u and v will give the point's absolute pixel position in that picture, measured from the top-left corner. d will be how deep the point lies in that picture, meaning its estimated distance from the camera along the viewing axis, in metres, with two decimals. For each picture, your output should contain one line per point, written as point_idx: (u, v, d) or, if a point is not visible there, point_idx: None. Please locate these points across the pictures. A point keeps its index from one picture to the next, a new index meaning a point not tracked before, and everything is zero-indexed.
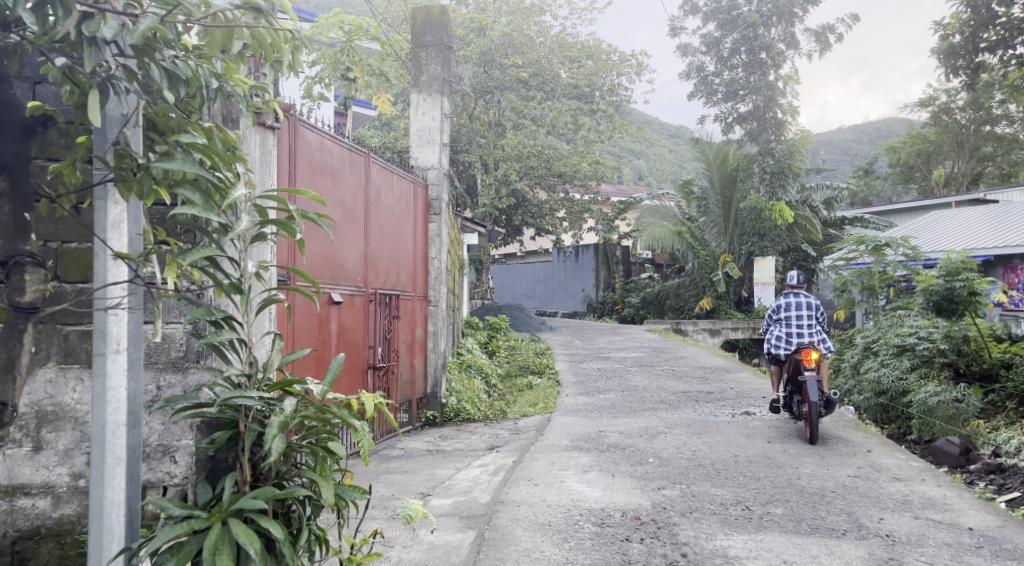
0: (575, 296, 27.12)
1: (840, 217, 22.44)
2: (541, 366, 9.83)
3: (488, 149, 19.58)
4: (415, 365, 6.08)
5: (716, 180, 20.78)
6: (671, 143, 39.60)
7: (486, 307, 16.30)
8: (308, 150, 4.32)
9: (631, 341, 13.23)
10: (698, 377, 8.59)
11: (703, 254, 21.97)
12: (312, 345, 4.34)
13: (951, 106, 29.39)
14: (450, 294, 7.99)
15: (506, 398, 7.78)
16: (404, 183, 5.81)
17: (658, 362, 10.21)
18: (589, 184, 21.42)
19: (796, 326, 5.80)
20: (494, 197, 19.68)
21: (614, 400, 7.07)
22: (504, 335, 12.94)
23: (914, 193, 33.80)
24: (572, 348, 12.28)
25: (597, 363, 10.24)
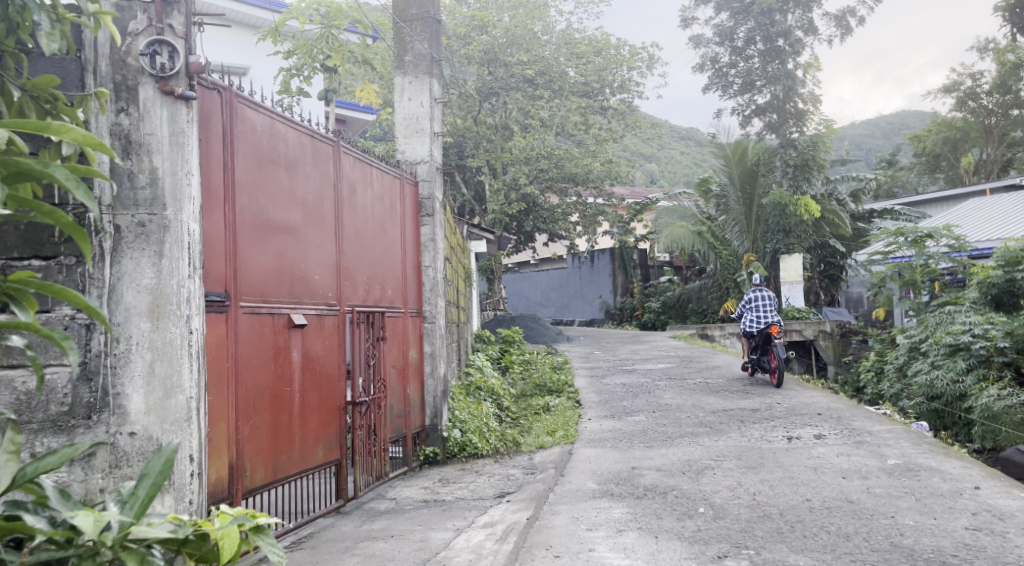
0: (592, 303, 26.13)
1: (868, 210, 21.35)
2: (559, 384, 8.87)
3: (496, 153, 18.74)
4: (410, 394, 5.12)
5: (736, 176, 19.51)
6: (683, 144, 38.62)
7: (499, 319, 15.42)
8: (251, 134, 3.39)
9: (656, 350, 12.25)
10: (738, 391, 7.60)
11: (725, 254, 20.95)
12: (266, 383, 3.40)
13: (977, 91, 28.35)
14: (454, 307, 7.07)
15: (520, 423, 6.81)
16: (386, 179, 4.88)
17: (689, 374, 9.22)
18: (603, 185, 20.52)
19: (763, 310, 8.31)
20: (504, 203, 18.80)
21: (646, 424, 6.08)
22: (518, 349, 12.03)
23: (941, 182, 32.46)
24: (592, 360, 11.32)
25: (622, 377, 9.26)
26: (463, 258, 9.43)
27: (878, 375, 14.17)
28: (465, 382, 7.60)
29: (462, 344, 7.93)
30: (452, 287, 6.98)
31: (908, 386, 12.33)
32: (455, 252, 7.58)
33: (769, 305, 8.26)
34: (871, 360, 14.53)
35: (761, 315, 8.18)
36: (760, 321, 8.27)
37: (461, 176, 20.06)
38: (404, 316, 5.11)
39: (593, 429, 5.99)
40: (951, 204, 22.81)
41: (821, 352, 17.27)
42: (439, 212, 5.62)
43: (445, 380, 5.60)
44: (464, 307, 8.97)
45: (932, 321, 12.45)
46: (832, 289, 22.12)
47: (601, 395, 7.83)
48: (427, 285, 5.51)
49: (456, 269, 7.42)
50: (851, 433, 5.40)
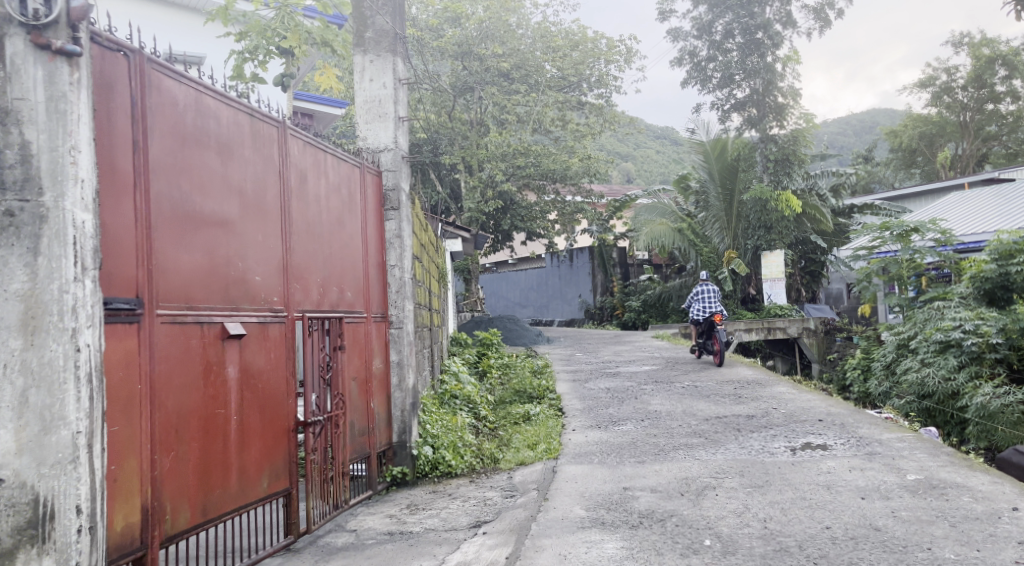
0: (572, 303, 25.62)
1: (848, 205, 21.16)
2: (540, 390, 8.36)
3: (472, 150, 18.22)
4: (374, 409, 4.57)
5: (716, 172, 19.45)
6: (659, 143, 38.42)
7: (476, 321, 14.89)
8: (171, 109, 2.84)
9: (640, 351, 11.78)
10: (730, 395, 7.15)
11: (706, 251, 20.57)
12: (193, 404, 2.85)
13: (951, 85, 28.49)
14: (425, 310, 6.53)
15: (498, 435, 6.28)
16: (342, 168, 4.34)
17: (676, 377, 8.75)
18: (581, 182, 20.07)
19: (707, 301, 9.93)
20: (480, 201, 18.28)
21: (635, 435, 5.58)
22: (497, 351, 11.53)
23: (918, 178, 32.39)
24: (574, 363, 10.82)
25: (606, 382, 8.77)
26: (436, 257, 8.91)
27: (867, 373, 13.83)
28: (438, 393, 7.05)
29: (435, 350, 7.40)
30: (422, 288, 6.44)
31: (898, 384, 11.99)
32: (427, 250, 7.07)
33: (712, 297, 9.87)
34: (858, 358, 14.22)
35: (704, 305, 9.75)
36: (704, 311, 9.87)
37: (436, 174, 19.49)
38: (365, 321, 4.57)
39: (578, 442, 5.48)
40: (930, 198, 22.69)
41: (806, 350, 16.90)
42: (405, 204, 5.08)
43: (414, 391, 5.06)
44: (437, 310, 8.43)
45: (920, 317, 12.15)
46: (813, 285, 21.87)
47: (585, 402, 7.32)
48: (393, 285, 4.96)
49: (427, 270, 6.89)
50: (859, 443, 4.95)
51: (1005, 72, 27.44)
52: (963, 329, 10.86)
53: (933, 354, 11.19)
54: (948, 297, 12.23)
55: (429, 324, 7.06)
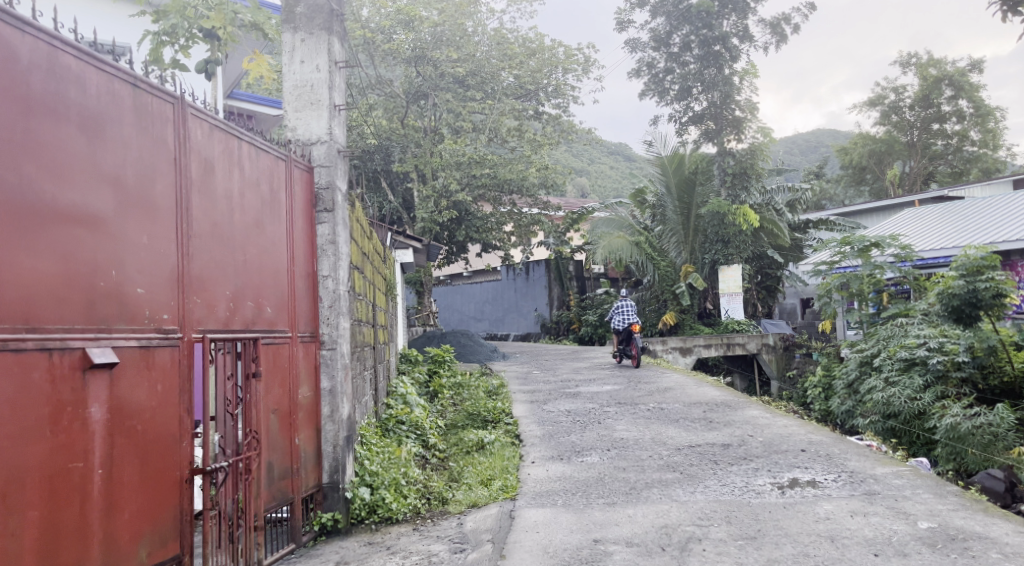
0: (528, 316, 24.99)
1: (804, 220, 21.00)
2: (495, 414, 7.72)
3: (425, 157, 17.56)
4: (299, 446, 3.85)
5: (674, 185, 19.22)
6: (613, 160, 38.36)
7: (428, 336, 14.17)
8: (9, 65, 2.14)
9: (600, 369, 11.22)
10: (700, 420, 6.62)
11: (663, 265, 20.10)
12: (33, 455, 2.16)
13: (899, 104, 28.96)
14: (367, 326, 5.83)
15: (448, 469, 5.60)
16: (262, 160, 3.64)
17: (640, 398, 8.20)
18: (537, 193, 19.57)
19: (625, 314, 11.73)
20: (433, 211, 17.59)
21: (602, 470, 4.97)
22: (449, 369, 10.84)
23: (867, 195, 32.79)
24: (531, 382, 10.21)
25: (566, 403, 8.17)
26: (384, 264, 8.26)
27: (829, 392, 13.53)
28: (381, 420, 6.35)
29: (378, 372, 6.70)
30: (365, 300, 5.74)
31: (861, 403, 11.66)
32: (370, 256, 6.39)
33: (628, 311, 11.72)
34: (820, 375, 13.93)
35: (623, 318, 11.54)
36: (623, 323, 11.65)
37: (387, 182, 18.76)
38: (289, 342, 3.85)
39: (538, 479, 4.84)
40: (883, 214, 22.81)
41: (765, 366, 16.60)
42: (342, 203, 4.39)
43: (350, 423, 4.35)
44: (383, 325, 7.73)
45: (884, 333, 11.90)
46: (770, 300, 21.68)
47: (543, 427, 6.70)
48: (326, 299, 4.24)
49: (370, 279, 6.19)
50: (852, 479, 4.42)
51: (951, 92, 28.03)
52: (929, 348, 10.71)
53: (898, 372, 10.98)
54: (911, 312, 12.01)
55: (373, 342, 6.37)
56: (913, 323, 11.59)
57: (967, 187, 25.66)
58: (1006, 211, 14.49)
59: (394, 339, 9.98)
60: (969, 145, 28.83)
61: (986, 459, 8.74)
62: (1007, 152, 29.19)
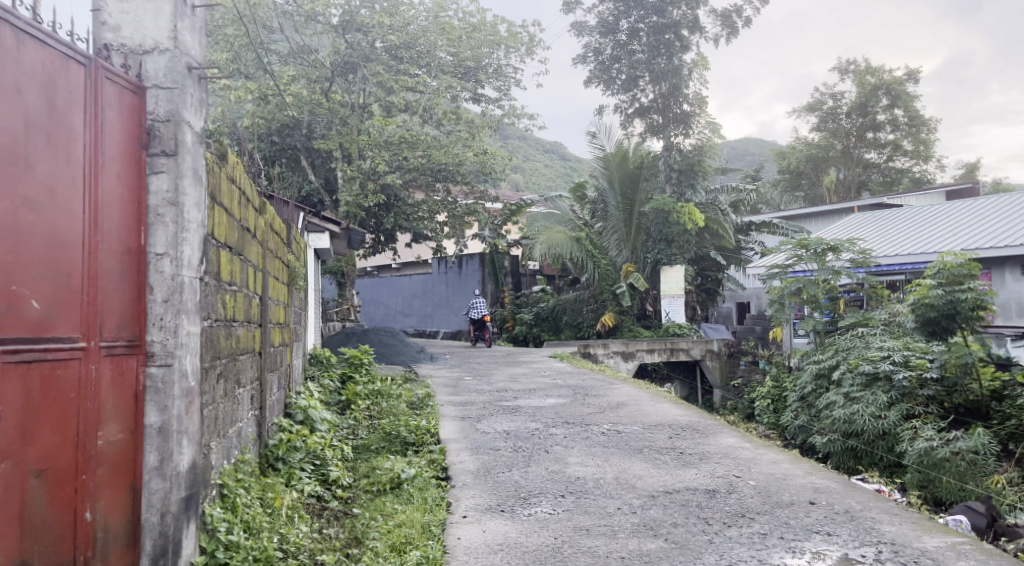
0: (458, 313, 23.55)
1: (746, 222, 20.06)
2: (418, 436, 6.37)
3: (350, 135, 16.04)
4: (90, 518, 2.44)
5: (616, 180, 18.17)
6: (548, 158, 37.39)
7: (347, 333, 12.66)
8: None
9: (540, 377, 9.98)
10: (670, 452, 5.47)
11: (603, 263, 18.97)
12: None
13: (837, 111, 28.84)
14: (248, 329, 4.35)
15: (350, 521, 4.23)
16: (32, 55, 2.22)
17: (590, 417, 6.96)
18: (473, 182, 18.24)
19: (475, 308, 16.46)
20: (359, 194, 16.05)
21: (559, 533, 3.69)
22: (367, 373, 9.43)
23: (801, 201, 32.66)
24: (462, 392, 8.87)
25: (503, 423, 6.86)
26: (286, 246, 6.78)
27: (779, 404, 12.70)
28: (263, 454, 4.89)
29: (267, 386, 5.23)
30: (246, 291, 4.28)
31: (817, 419, 10.78)
32: (260, 233, 4.93)
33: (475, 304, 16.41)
34: (768, 386, 13.07)
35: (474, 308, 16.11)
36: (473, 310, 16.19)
37: (309, 161, 17.13)
38: (80, 357, 2.40)
39: (471, 550, 3.48)
40: (822, 220, 22.36)
41: (707, 374, 15.71)
42: (195, 147, 2.94)
43: (194, 477, 2.90)
44: (281, 323, 6.25)
45: (843, 345, 11.05)
46: (709, 304, 20.85)
47: (475, 459, 5.37)
48: (159, 289, 2.77)
49: (257, 264, 4.73)
50: (899, 558, 3.27)
51: (887, 102, 28.00)
52: (893, 361, 9.92)
53: (860, 388, 10.09)
54: (871, 322, 11.23)
55: (259, 346, 4.89)
56: (875, 335, 10.76)
57: (902, 195, 25.55)
58: (964, 219, 13.97)
59: (302, 339, 8.48)
60: (901, 155, 28.91)
61: (966, 489, 7.91)
62: (936, 165, 29.41)
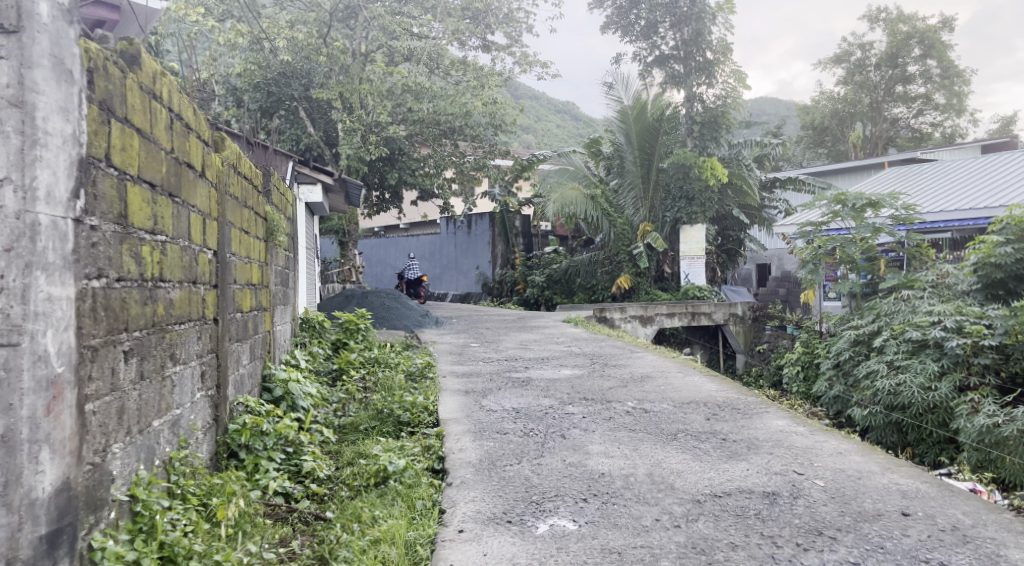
0: (468, 275, 22.65)
1: (771, 178, 18.95)
2: (414, 415, 5.54)
3: (350, 83, 15.09)
4: None
5: (634, 134, 17.07)
6: (560, 118, 36.15)
7: (347, 296, 11.84)
8: None
9: (554, 344, 9.11)
10: (710, 438, 4.60)
11: (619, 222, 17.98)
12: None
13: (866, 62, 27.31)
14: (188, 293, 3.44)
15: (321, 530, 3.39)
16: None
17: (612, 393, 6.06)
18: (481, 136, 17.22)
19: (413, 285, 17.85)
20: (360, 147, 15.10)
21: (583, 561, 2.82)
22: (363, 340, 8.61)
23: (824, 158, 31.27)
24: (468, 361, 8.00)
25: (512, 399, 5.98)
26: (261, 194, 5.85)
27: (810, 372, 11.80)
28: (220, 442, 4.04)
29: (227, 361, 4.35)
30: (183, 243, 3.35)
31: (857, 391, 9.86)
32: (213, 174, 3.99)
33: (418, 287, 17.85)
34: (798, 353, 12.15)
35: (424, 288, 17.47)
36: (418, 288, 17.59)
37: (307, 113, 16.16)
38: None
39: None
40: (851, 176, 21.16)
41: (730, 340, 14.83)
42: (58, 23, 2.07)
43: (66, 500, 2.05)
44: (251, 286, 5.34)
45: (886, 310, 10.10)
46: (729, 266, 19.80)
47: (477, 447, 4.49)
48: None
49: (207, 211, 3.80)
50: None
51: (920, 52, 26.39)
52: (944, 327, 8.97)
53: (906, 356, 9.18)
54: (917, 283, 10.25)
55: (212, 314, 3.98)
56: (922, 298, 9.81)
57: (934, 150, 24.20)
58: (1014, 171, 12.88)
59: (287, 302, 7.61)
60: (932, 108, 27.44)
61: None
62: (969, 118, 27.90)
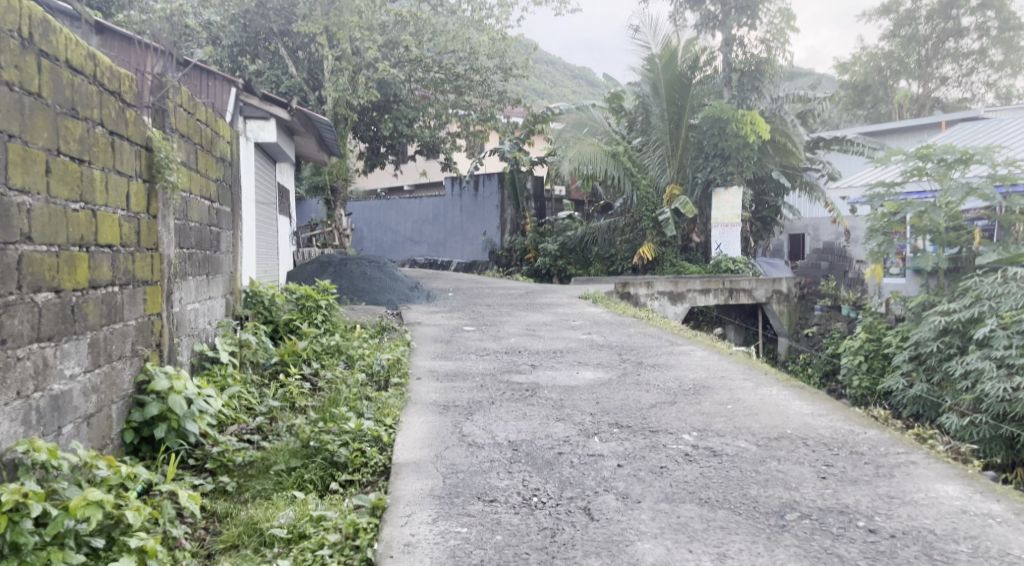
0: (474, 242, 20.63)
1: (815, 138, 16.69)
2: (354, 453, 3.58)
3: (337, 15, 13.04)
4: None
5: (662, 83, 14.96)
6: (576, 84, 33.54)
7: (323, 264, 9.92)
8: None
9: (567, 331, 7.13)
10: (846, 526, 2.66)
11: (643, 183, 15.85)
12: None
13: (916, 13, 24.37)
14: None
15: None
16: None
17: (657, 417, 4.11)
18: (490, 82, 15.00)
19: None
20: (347, 90, 13.09)
21: None
22: (320, 324, 6.67)
23: (862, 121, 28.47)
24: (455, 354, 6.03)
25: (509, 424, 4.03)
26: (130, 108, 3.82)
27: (876, 363, 9.75)
28: None
29: None
30: None
31: (949, 393, 7.91)
32: None
33: None
34: (860, 340, 10.11)
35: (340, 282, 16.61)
36: None
37: (290, 51, 14.17)
38: None
39: None
40: (903, 136, 18.69)
41: (772, 320, 12.81)
42: None
43: None
44: (90, 246, 3.32)
45: (989, 292, 8.05)
46: (764, 235, 17.68)
47: (438, 543, 2.58)
48: None
49: None
50: None
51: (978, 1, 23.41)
52: None
53: (1020, 353, 7.17)
54: None
55: None
56: None
57: (994, 111, 21.57)
58: None
59: (212, 274, 5.65)
60: (986, 65, 24.54)
61: None
62: None
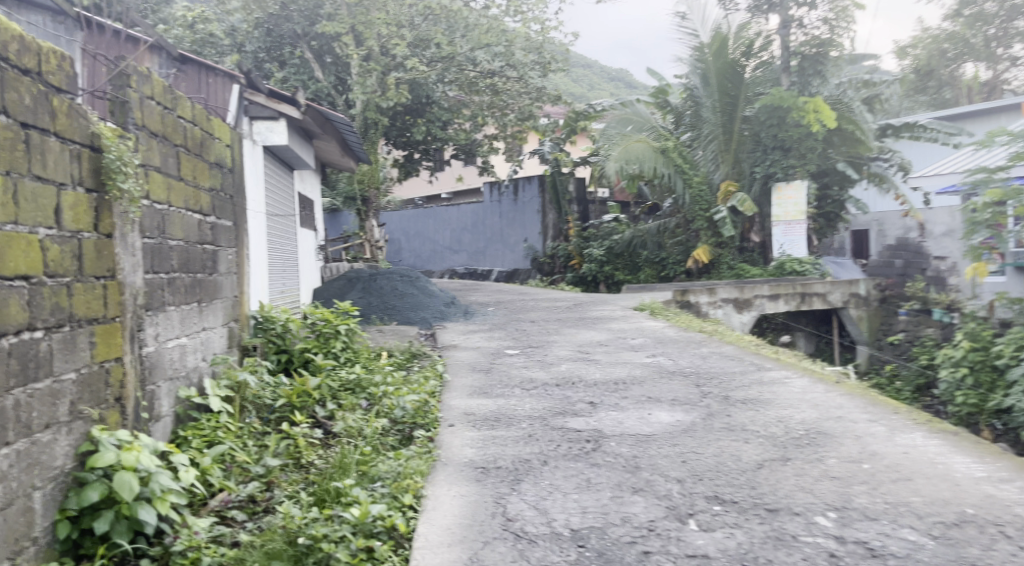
0: (515, 249, 19.64)
1: (884, 124, 15.20)
2: (358, 553, 2.59)
3: (364, 13, 12.18)
4: None
5: (713, 73, 13.80)
6: (613, 86, 32.30)
7: (350, 280, 9.04)
8: None
9: (628, 353, 6.06)
10: None
11: (696, 181, 14.65)
12: None
13: None
14: None
15: None
16: None
17: (772, 484, 3.05)
18: (528, 79, 13.83)
19: None
20: (375, 92, 12.23)
21: None
22: (340, 355, 5.70)
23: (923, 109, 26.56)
24: (496, 388, 5.00)
25: (569, 501, 2.99)
26: (62, 94, 2.94)
27: (983, 377, 8.31)
28: None
29: None
30: None
31: None
32: None
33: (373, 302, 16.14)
34: (961, 351, 8.83)
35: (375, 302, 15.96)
36: None
37: (317, 55, 13.39)
38: None
39: None
40: (977, 120, 17.07)
41: (848, 327, 11.56)
42: None
43: None
44: None
45: None
46: (828, 233, 16.32)
47: None
48: None
49: None
50: None
51: None
52: None
53: None
54: None
55: None
56: None
57: None
58: None
59: (206, 300, 4.73)
60: None
61: None
62: None
